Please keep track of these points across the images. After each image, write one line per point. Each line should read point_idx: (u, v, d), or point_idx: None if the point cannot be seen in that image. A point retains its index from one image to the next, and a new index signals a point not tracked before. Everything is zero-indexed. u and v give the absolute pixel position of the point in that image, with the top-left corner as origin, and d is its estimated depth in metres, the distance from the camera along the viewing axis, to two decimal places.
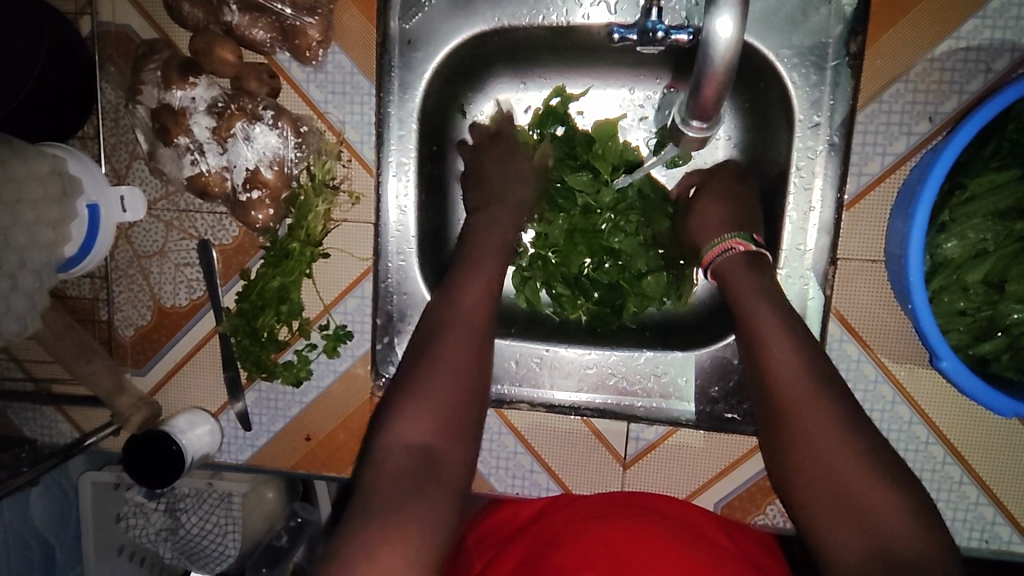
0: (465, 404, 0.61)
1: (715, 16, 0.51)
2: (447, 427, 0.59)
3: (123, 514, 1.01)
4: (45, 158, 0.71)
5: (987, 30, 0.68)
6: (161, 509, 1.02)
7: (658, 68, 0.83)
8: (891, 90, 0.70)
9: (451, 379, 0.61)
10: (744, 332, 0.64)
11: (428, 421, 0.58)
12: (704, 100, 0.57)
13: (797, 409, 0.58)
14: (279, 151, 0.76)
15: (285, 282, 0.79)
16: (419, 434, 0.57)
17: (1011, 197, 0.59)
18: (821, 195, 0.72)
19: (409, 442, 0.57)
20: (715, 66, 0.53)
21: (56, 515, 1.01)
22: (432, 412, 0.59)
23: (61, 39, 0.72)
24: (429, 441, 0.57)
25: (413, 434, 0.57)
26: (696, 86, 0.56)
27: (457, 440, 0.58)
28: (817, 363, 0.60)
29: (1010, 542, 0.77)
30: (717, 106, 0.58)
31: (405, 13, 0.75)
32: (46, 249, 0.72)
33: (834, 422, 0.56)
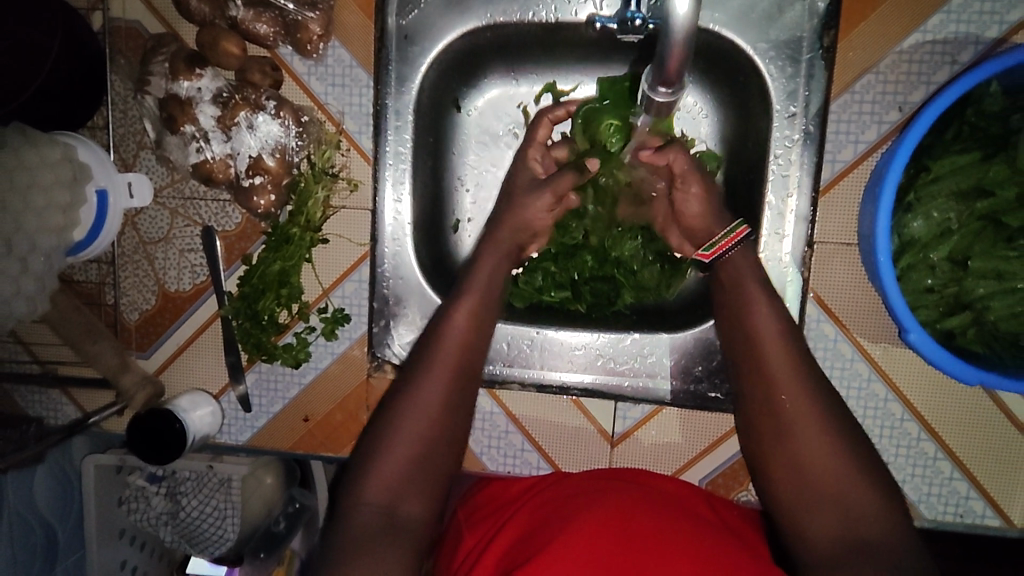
0: (430, 458, 0.67)
1: None
2: (410, 480, 0.65)
3: (126, 497, 1.05)
4: (57, 145, 0.74)
5: (952, 24, 0.72)
6: (162, 493, 1.04)
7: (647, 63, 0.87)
8: (862, 81, 0.74)
9: (419, 433, 0.67)
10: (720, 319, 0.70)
11: (392, 477, 0.65)
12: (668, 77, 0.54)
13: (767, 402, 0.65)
14: (282, 140, 0.80)
15: (285, 266, 0.82)
16: (383, 489, 0.64)
17: (972, 177, 0.62)
18: (799, 181, 0.76)
19: (373, 498, 0.64)
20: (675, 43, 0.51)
21: (58, 499, 1.03)
22: (396, 469, 0.65)
23: (74, 32, 0.76)
24: (392, 496, 0.64)
25: (378, 488, 0.65)
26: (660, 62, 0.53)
27: (419, 493, 0.65)
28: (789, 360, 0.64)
29: (984, 516, 0.80)
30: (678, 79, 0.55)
31: (402, 9, 0.79)
32: (56, 233, 0.75)
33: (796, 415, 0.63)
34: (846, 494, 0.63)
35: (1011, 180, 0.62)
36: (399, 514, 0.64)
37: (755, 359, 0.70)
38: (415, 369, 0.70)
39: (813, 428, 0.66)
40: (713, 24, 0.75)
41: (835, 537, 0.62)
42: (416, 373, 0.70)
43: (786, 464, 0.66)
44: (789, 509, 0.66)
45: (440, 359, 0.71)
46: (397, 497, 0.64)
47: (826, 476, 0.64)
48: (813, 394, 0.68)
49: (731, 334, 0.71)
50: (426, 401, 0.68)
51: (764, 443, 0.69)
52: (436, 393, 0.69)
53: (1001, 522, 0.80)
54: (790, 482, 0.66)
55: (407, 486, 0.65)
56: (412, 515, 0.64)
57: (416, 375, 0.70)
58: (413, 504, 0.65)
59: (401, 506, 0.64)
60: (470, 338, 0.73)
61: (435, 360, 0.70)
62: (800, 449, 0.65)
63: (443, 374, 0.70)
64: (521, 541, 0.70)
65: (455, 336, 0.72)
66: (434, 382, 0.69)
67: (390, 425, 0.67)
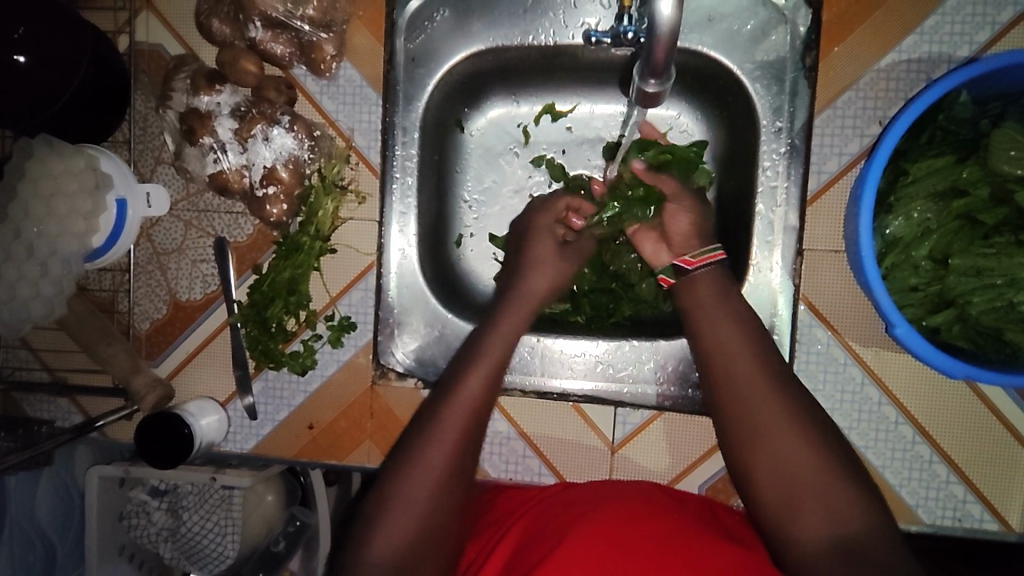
0: (435, 530, 0.64)
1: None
2: (413, 554, 0.62)
3: (127, 512, 1.04)
4: (81, 155, 0.79)
5: (926, 44, 0.77)
6: (163, 507, 1.04)
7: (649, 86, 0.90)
8: (844, 97, 0.79)
9: (424, 505, 0.64)
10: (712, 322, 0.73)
11: (394, 549, 0.62)
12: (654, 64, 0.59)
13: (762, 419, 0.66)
14: (295, 152, 0.84)
15: (295, 274, 0.85)
16: (385, 564, 0.62)
17: (948, 179, 0.66)
18: (787, 193, 0.80)
19: (374, 574, 0.61)
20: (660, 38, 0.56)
21: (59, 513, 1.02)
22: (400, 542, 0.62)
23: (102, 52, 0.81)
24: (394, 570, 0.61)
25: (380, 563, 0.62)
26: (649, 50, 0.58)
27: (421, 568, 0.63)
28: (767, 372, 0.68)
29: (982, 520, 0.80)
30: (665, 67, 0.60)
31: (411, 34, 0.84)
32: (76, 238, 0.79)
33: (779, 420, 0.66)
34: (827, 485, 0.63)
35: (984, 181, 0.65)
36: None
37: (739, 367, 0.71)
38: (421, 430, 0.68)
39: (794, 428, 0.66)
40: (699, 45, 0.80)
41: (824, 532, 0.61)
42: (422, 436, 0.67)
43: (768, 467, 0.65)
44: (773, 513, 0.65)
45: (453, 404, 0.69)
46: (399, 572, 0.62)
47: (806, 472, 0.64)
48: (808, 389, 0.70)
49: (727, 337, 0.73)
50: (432, 470, 0.65)
51: (744, 452, 0.68)
52: (442, 461, 0.66)
53: (1000, 527, 0.80)
54: (774, 487, 0.65)
55: (409, 561, 0.62)
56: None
57: (423, 439, 0.67)
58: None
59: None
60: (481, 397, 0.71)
61: (443, 423, 0.68)
62: (783, 446, 0.65)
63: (450, 438, 0.67)
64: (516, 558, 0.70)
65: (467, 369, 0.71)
66: (443, 450, 0.66)
67: (394, 495, 0.64)
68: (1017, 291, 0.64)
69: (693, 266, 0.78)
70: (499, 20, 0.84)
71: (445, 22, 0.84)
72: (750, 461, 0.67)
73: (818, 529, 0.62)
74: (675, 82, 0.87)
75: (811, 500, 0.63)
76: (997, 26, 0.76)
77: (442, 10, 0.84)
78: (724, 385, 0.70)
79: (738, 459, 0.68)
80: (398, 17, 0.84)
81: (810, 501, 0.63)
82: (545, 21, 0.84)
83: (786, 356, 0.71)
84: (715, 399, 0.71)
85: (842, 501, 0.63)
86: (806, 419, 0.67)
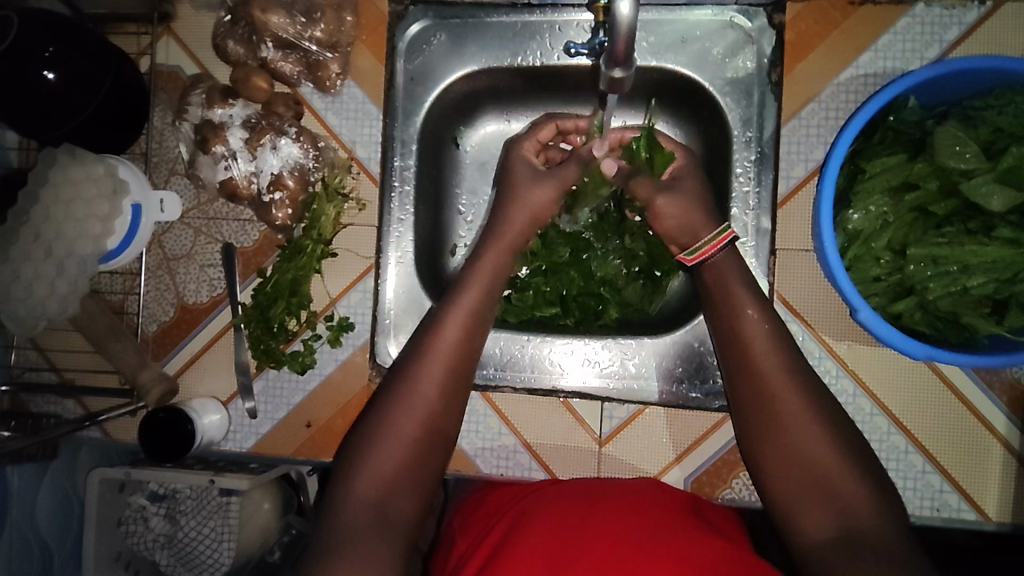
0: (419, 459, 0.72)
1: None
2: (400, 479, 0.70)
3: (125, 518, 0.99)
4: (100, 163, 0.84)
5: (880, 60, 0.85)
6: (161, 513, 0.98)
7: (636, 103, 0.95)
8: (807, 108, 0.86)
9: (408, 434, 0.72)
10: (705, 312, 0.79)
11: (385, 473, 0.70)
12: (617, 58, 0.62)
13: (770, 403, 0.72)
14: (301, 161, 0.90)
15: (298, 275, 0.90)
16: (375, 487, 0.69)
17: (902, 175, 0.73)
18: (758, 197, 0.86)
19: (365, 495, 0.69)
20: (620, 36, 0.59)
21: (58, 517, 0.98)
22: (388, 466, 0.70)
23: (125, 69, 0.88)
24: (383, 493, 0.69)
25: (372, 486, 0.69)
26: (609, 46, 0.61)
27: (407, 491, 0.70)
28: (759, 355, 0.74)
29: (960, 510, 0.83)
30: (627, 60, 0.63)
31: (410, 56, 0.91)
32: (93, 239, 0.83)
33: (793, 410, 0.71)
34: (836, 477, 0.68)
35: (933, 175, 0.72)
36: (391, 512, 0.69)
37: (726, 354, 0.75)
38: (407, 370, 0.76)
39: (811, 424, 0.71)
40: (673, 64, 0.87)
41: (829, 528, 0.66)
42: (409, 375, 0.75)
43: (783, 462, 0.71)
44: (787, 507, 0.70)
45: (435, 362, 0.77)
46: (388, 494, 0.69)
47: (817, 461, 0.69)
48: (787, 376, 0.73)
49: None
50: (417, 403, 0.74)
51: (763, 447, 0.73)
52: (428, 398, 0.75)
53: (977, 516, 0.83)
54: (787, 483, 0.70)
55: (397, 484, 0.70)
56: (402, 512, 0.69)
57: (409, 377, 0.75)
58: (401, 502, 0.70)
59: (391, 504, 0.69)
60: (463, 346, 0.79)
61: (427, 368, 0.76)
62: (798, 438, 0.70)
63: (435, 378, 0.76)
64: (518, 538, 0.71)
65: (452, 332, 0.79)
66: (427, 387, 0.75)
67: (384, 426, 0.72)
68: (969, 276, 0.70)
69: (693, 265, 0.83)
70: (491, 43, 0.91)
71: (441, 45, 0.91)
72: (764, 458, 0.73)
73: (824, 526, 0.66)
74: (654, 99, 0.94)
75: (818, 495, 0.68)
76: (945, 44, 0.83)
77: (438, 34, 0.91)
78: (742, 380, 0.75)
79: (757, 452, 0.73)
80: (398, 42, 0.92)
81: (818, 497, 0.68)
82: (533, 44, 0.91)
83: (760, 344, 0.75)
84: (736, 396, 0.76)
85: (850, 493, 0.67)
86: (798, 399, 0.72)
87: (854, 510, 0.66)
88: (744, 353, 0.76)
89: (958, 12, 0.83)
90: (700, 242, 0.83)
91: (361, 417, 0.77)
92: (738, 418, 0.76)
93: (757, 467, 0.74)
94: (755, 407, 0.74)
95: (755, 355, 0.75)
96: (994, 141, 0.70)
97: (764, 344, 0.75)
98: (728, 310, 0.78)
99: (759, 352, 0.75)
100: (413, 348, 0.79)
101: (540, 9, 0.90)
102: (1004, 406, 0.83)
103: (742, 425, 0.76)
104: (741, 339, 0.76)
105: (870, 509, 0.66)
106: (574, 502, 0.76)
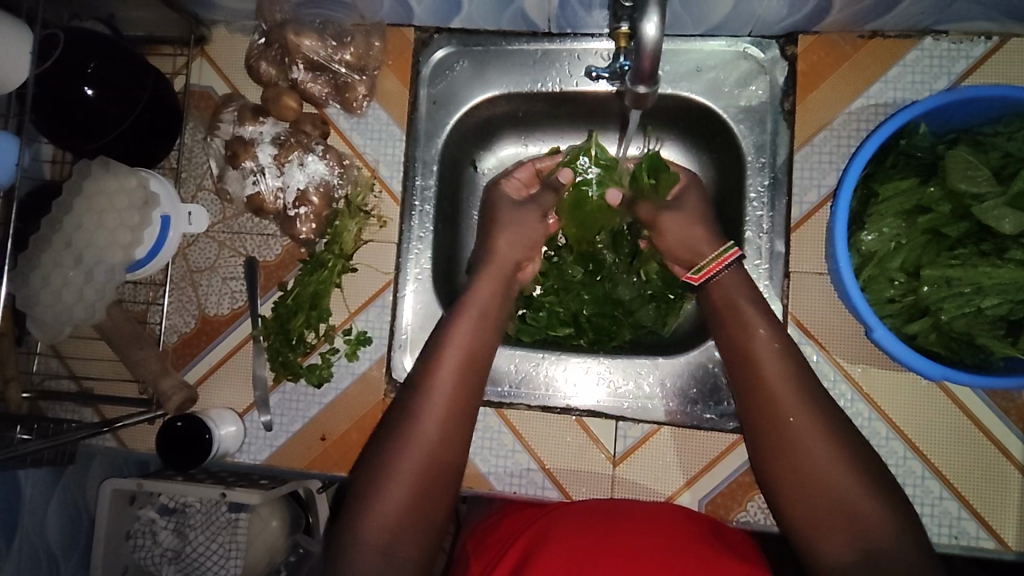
0: (423, 497, 0.72)
1: (643, 20, 0.59)
2: (405, 520, 0.70)
3: (134, 531, 0.94)
4: (134, 175, 0.87)
5: (890, 91, 0.88)
6: (170, 527, 0.95)
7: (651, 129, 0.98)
8: (819, 136, 0.88)
9: (410, 476, 0.71)
10: (726, 332, 0.79)
11: (389, 515, 0.70)
12: (642, 73, 0.65)
13: (788, 427, 0.72)
14: (326, 178, 0.93)
15: (319, 289, 0.91)
16: (380, 529, 0.69)
17: (915, 199, 0.75)
18: (772, 221, 0.88)
19: (370, 538, 0.69)
20: (645, 56, 0.62)
21: (68, 529, 0.94)
22: (391, 508, 0.70)
23: (161, 87, 0.91)
24: (389, 535, 0.69)
25: (375, 529, 0.69)
26: (635, 62, 0.64)
27: (414, 532, 0.70)
28: (789, 375, 0.74)
29: (978, 537, 0.82)
30: (653, 76, 0.65)
31: (434, 81, 0.95)
32: (122, 249, 0.86)
33: (816, 430, 0.71)
34: (855, 500, 0.67)
35: (946, 199, 0.74)
36: (397, 555, 0.68)
37: (760, 378, 0.75)
38: (410, 408, 0.76)
39: (826, 446, 0.70)
40: (688, 92, 0.90)
41: (848, 549, 0.66)
42: (409, 417, 0.75)
43: (798, 486, 0.70)
44: (806, 535, 0.69)
45: (439, 396, 0.76)
46: (393, 535, 0.69)
47: (833, 480, 0.68)
48: (811, 393, 0.74)
49: (747, 348, 0.77)
50: (420, 440, 0.73)
51: (784, 477, 0.71)
52: (430, 434, 0.74)
53: (996, 544, 0.82)
54: (806, 505, 0.69)
55: (401, 525, 0.70)
56: (408, 555, 0.69)
57: (410, 414, 0.75)
58: (408, 543, 0.69)
59: (397, 546, 0.69)
60: (461, 385, 0.78)
61: (431, 401, 0.76)
62: (826, 466, 0.69)
63: (436, 418, 0.75)
64: (532, 557, 0.70)
65: (453, 363, 0.78)
66: (427, 430, 0.74)
67: (387, 464, 0.72)
68: (983, 297, 0.72)
69: (701, 284, 0.84)
70: (511, 70, 0.94)
71: (464, 70, 0.95)
72: (781, 481, 0.71)
73: (843, 548, 0.66)
74: (668, 126, 0.97)
75: (841, 522, 0.67)
76: (953, 76, 0.86)
77: (462, 60, 0.95)
78: (751, 408, 0.75)
79: (771, 476, 0.72)
80: (423, 67, 0.95)
81: (836, 518, 0.67)
82: (552, 71, 0.93)
83: (770, 362, 0.75)
84: (748, 423, 0.75)
85: (869, 515, 0.66)
86: (821, 421, 0.72)
87: (880, 542, 0.65)
88: (747, 370, 0.76)
89: (965, 47, 0.86)
90: (705, 260, 0.83)
91: (370, 448, 0.77)
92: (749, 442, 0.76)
93: (770, 491, 0.73)
94: (766, 431, 0.73)
95: (758, 371, 0.75)
96: (1005, 165, 0.73)
97: (768, 364, 0.75)
98: (732, 324, 0.79)
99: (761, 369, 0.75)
100: (421, 375, 0.78)
101: (560, 38, 0.93)
102: (1020, 432, 0.82)
103: (753, 453, 0.75)
104: (745, 354, 0.77)
105: (890, 532, 0.66)
106: (586, 522, 0.75)
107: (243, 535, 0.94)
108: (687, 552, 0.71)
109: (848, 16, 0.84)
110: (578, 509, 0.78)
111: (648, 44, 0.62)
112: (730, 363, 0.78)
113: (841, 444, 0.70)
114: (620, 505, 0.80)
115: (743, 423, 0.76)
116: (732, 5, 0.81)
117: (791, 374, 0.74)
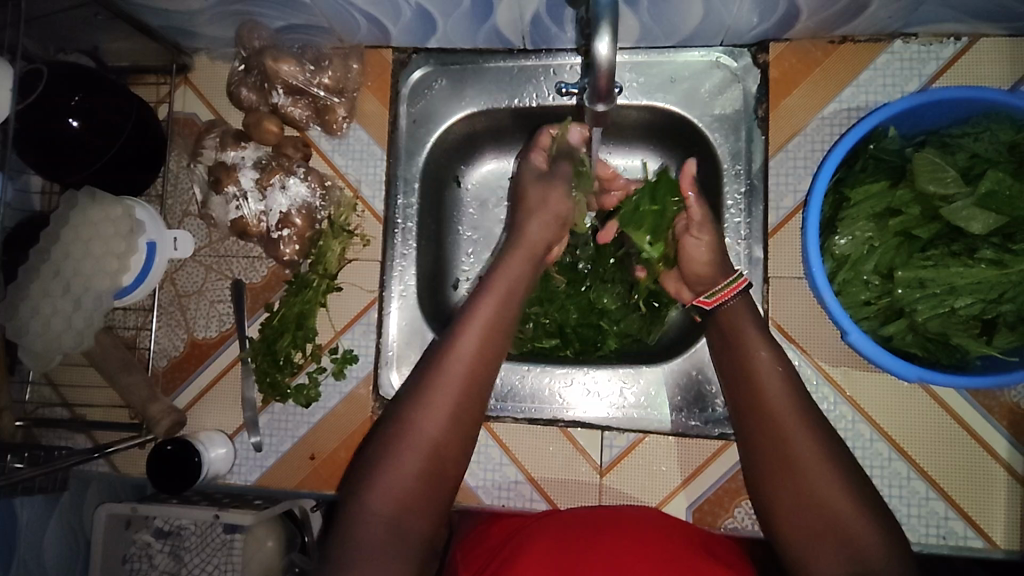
0: (434, 474, 0.71)
1: (596, 40, 0.61)
2: (416, 494, 0.69)
3: (129, 555, 0.93)
4: (119, 204, 0.88)
5: (862, 95, 0.89)
6: (166, 550, 0.93)
7: (628, 140, 0.99)
8: (794, 141, 0.89)
9: (421, 453, 0.70)
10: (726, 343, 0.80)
11: (399, 492, 0.69)
12: (599, 90, 0.66)
13: (784, 440, 0.71)
14: (308, 200, 0.94)
15: (304, 309, 0.93)
16: (389, 503, 0.68)
17: (884, 202, 0.76)
18: (749, 228, 0.88)
19: (379, 512, 0.68)
20: (601, 74, 0.63)
21: (64, 556, 0.95)
22: (403, 482, 0.69)
23: (146, 117, 0.93)
24: (397, 510, 0.68)
25: (384, 503, 0.68)
26: (592, 80, 0.65)
27: (422, 508, 0.69)
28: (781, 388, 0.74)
29: (966, 537, 0.82)
30: (610, 93, 0.67)
31: (414, 99, 0.97)
32: (109, 275, 0.87)
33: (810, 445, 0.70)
34: (842, 512, 0.67)
35: (915, 201, 0.75)
36: (404, 529, 0.68)
37: (757, 391, 0.75)
38: (425, 382, 0.74)
39: (824, 465, 0.69)
40: (663, 103, 0.91)
41: (835, 556, 0.66)
42: (422, 391, 0.73)
43: (790, 496, 0.70)
44: (794, 550, 0.69)
45: (457, 371, 0.74)
46: (403, 511, 0.68)
47: (823, 496, 0.68)
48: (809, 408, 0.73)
49: (746, 364, 0.76)
50: (436, 415, 0.72)
51: (774, 489, 0.71)
52: (447, 408, 0.73)
53: (985, 544, 0.82)
54: (798, 521, 0.69)
55: (413, 499, 0.69)
56: (416, 531, 0.68)
57: (428, 387, 0.74)
58: (415, 519, 0.69)
59: (406, 521, 0.68)
60: (477, 362, 0.76)
61: (449, 376, 0.74)
62: (817, 480, 0.69)
63: (452, 394, 0.74)
64: (516, 562, 0.71)
65: (472, 337, 0.77)
66: (443, 403, 0.73)
67: (401, 438, 0.71)
68: (956, 297, 0.74)
69: (713, 308, 0.82)
70: (488, 87, 0.95)
71: (442, 89, 0.96)
72: (776, 498, 0.71)
73: (829, 560, 0.66)
74: (646, 137, 0.97)
75: (827, 535, 0.67)
76: (924, 78, 0.87)
77: (440, 79, 0.96)
78: (752, 414, 0.74)
79: (764, 484, 0.72)
80: (401, 87, 0.97)
81: (830, 535, 0.67)
82: (528, 87, 0.95)
83: (770, 370, 0.75)
84: (746, 430, 0.75)
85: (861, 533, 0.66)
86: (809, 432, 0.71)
87: (865, 547, 0.65)
88: (747, 387, 0.75)
89: (935, 48, 0.87)
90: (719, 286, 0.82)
91: (381, 422, 0.76)
92: (747, 455, 0.75)
93: (762, 497, 0.73)
94: (763, 434, 0.73)
95: (757, 389, 0.75)
96: (972, 166, 0.74)
97: (769, 374, 0.75)
98: (730, 343, 0.79)
99: (760, 384, 0.75)
100: (439, 347, 0.77)
101: (535, 54, 0.94)
102: (1005, 430, 0.82)
103: (752, 451, 0.74)
104: (749, 372, 0.76)
105: (881, 551, 0.65)
106: (570, 528, 0.76)
107: (239, 557, 0.91)
108: (674, 561, 0.70)
109: (817, 23, 0.85)
110: (563, 517, 0.79)
111: (603, 62, 0.63)
112: (731, 365, 0.78)
113: (837, 462, 0.70)
114: (610, 515, 0.80)
115: (743, 430, 0.75)
116: (700, 16, 0.82)
117: (790, 389, 0.74)
